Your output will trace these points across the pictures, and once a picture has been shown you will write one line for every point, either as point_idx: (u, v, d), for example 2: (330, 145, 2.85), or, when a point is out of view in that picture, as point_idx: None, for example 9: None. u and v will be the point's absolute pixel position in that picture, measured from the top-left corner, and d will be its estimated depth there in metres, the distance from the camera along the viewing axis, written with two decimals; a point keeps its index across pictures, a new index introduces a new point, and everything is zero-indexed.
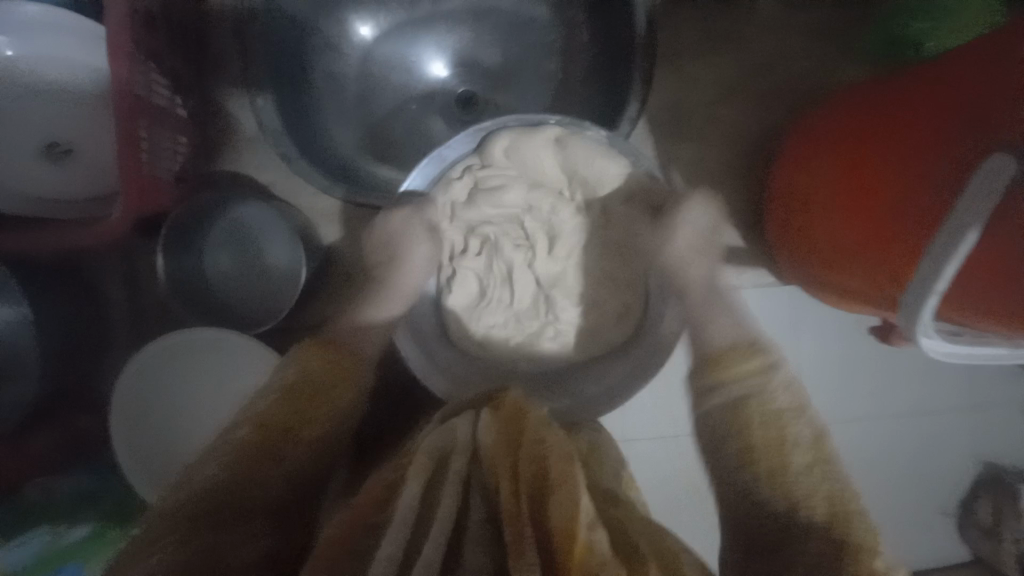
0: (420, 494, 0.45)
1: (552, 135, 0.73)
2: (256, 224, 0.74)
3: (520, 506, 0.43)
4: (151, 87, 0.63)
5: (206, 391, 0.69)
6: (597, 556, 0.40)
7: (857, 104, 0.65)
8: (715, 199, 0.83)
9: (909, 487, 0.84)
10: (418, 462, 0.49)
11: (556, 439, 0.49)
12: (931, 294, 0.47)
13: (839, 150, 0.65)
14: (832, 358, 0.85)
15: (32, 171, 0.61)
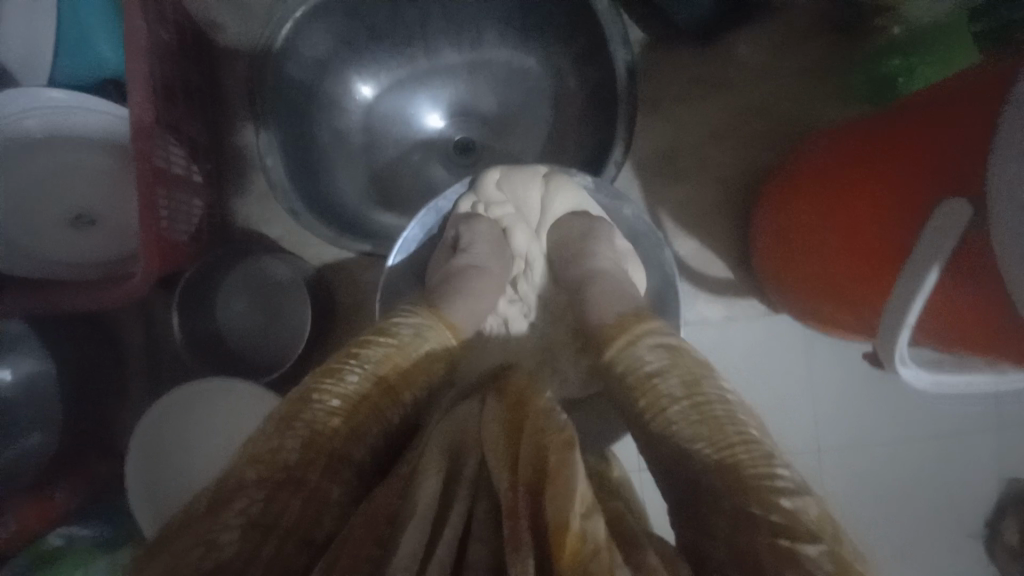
0: (438, 491, 0.45)
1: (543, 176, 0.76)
2: (268, 270, 0.78)
3: (518, 499, 0.42)
4: (171, 157, 0.68)
5: (215, 422, 0.71)
6: (589, 543, 0.39)
7: (855, 126, 0.66)
8: (702, 233, 0.86)
9: (929, 510, 0.86)
10: (434, 459, 0.47)
11: (562, 428, 0.45)
12: (902, 327, 0.50)
13: (833, 168, 0.66)
14: (846, 382, 0.87)
15: (59, 238, 0.67)
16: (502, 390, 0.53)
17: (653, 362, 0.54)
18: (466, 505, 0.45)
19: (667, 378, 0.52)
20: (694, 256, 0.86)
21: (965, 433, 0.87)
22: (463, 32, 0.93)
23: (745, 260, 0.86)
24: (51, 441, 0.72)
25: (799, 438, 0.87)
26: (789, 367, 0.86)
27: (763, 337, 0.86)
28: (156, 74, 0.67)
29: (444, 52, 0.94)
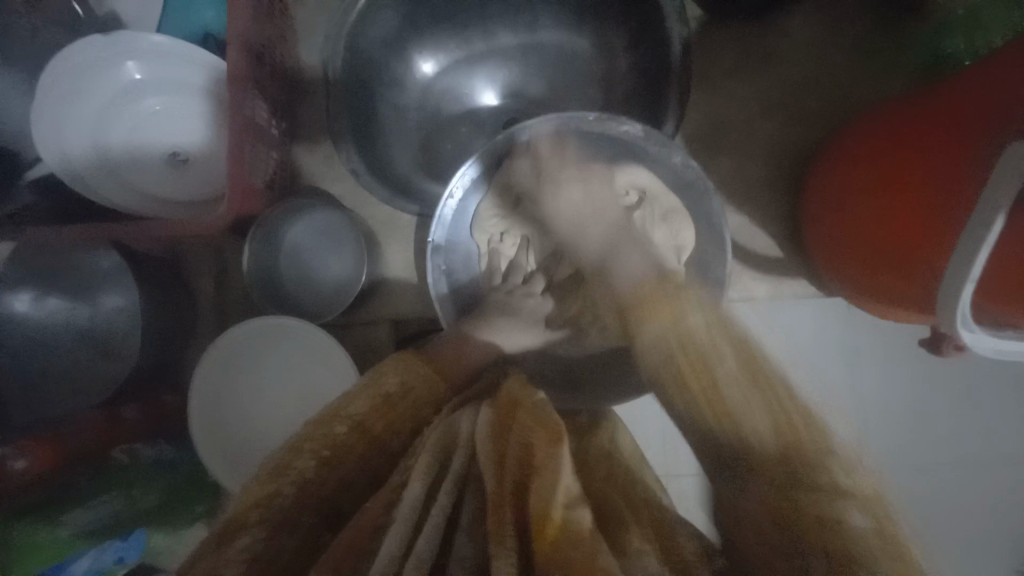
0: (420, 496, 0.46)
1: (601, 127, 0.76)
2: (327, 231, 0.83)
3: (501, 492, 0.42)
4: (256, 110, 0.74)
5: (270, 385, 0.78)
6: (571, 530, 0.40)
7: (870, 137, 0.68)
8: (750, 211, 0.86)
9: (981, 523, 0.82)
10: (422, 466, 0.48)
11: (551, 422, 0.47)
12: (966, 282, 0.49)
13: (862, 180, 0.68)
14: (926, 375, 0.84)
15: (156, 176, 0.74)
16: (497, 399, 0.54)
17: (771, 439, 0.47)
18: (451, 495, 0.46)
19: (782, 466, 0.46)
20: (740, 232, 0.86)
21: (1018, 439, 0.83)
22: (520, 14, 0.97)
23: (794, 240, 0.85)
24: (133, 364, 0.77)
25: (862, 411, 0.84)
26: (862, 343, 0.85)
27: (800, 321, 0.85)
28: (252, 35, 0.73)
29: (501, 33, 0.99)
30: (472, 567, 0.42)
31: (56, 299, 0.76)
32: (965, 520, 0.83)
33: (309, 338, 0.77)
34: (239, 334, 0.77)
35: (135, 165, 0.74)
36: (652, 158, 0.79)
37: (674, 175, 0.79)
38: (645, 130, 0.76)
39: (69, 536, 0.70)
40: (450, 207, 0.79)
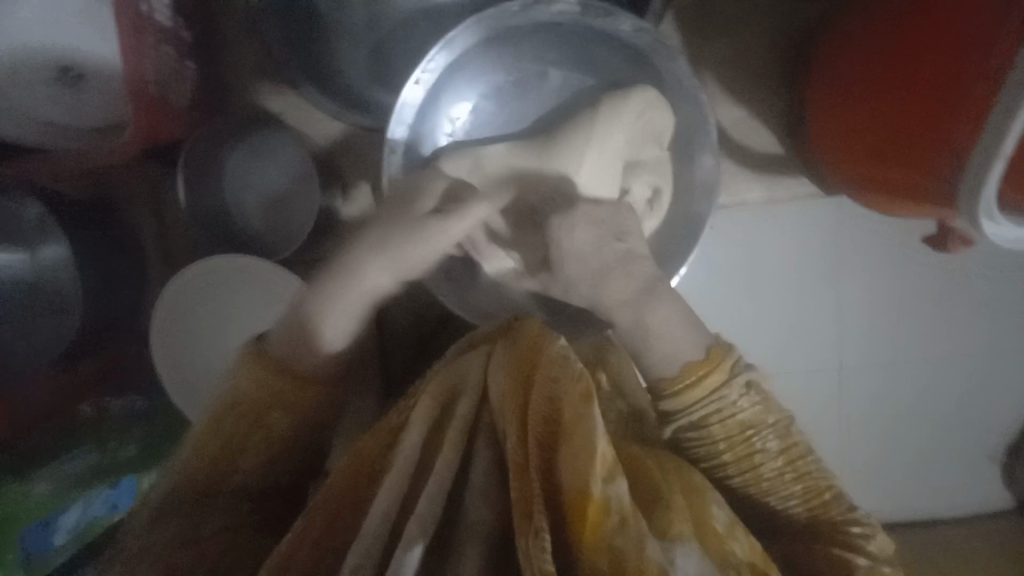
0: (420, 444, 0.44)
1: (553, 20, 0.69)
2: (261, 150, 0.73)
3: (528, 455, 0.41)
4: (156, 6, 0.61)
5: (228, 327, 0.71)
6: (613, 515, 0.39)
7: (883, 26, 0.60)
8: (748, 103, 0.76)
9: (961, 425, 0.83)
10: (422, 409, 0.45)
11: (577, 371, 0.42)
12: (997, 158, 0.45)
13: (881, 71, 0.60)
14: (922, 283, 0.81)
15: (48, 96, 0.63)
16: (513, 333, 0.48)
17: (746, 407, 0.53)
18: (456, 455, 0.44)
19: (762, 434, 0.53)
20: (736, 129, 0.77)
21: (1011, 340, 0.82)
22: None
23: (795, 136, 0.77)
24: (81, 313, 0.70)
25: (851, 326, 0.81)
26: (859, 255, 0.80)
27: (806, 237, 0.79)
28: None
29: None
30: (489, 529, 0.42)
31: None
32: (948, 424, 0.83)
33: (257, 281, 0.70)
34: (196, 275, 0.70)
35: (23, 82, 0.62)
36: (596, 32, 0.70)
37: (630, 51, 0.70)
38: (580, 2, 0.67)
39: (48, 493, 0.64)
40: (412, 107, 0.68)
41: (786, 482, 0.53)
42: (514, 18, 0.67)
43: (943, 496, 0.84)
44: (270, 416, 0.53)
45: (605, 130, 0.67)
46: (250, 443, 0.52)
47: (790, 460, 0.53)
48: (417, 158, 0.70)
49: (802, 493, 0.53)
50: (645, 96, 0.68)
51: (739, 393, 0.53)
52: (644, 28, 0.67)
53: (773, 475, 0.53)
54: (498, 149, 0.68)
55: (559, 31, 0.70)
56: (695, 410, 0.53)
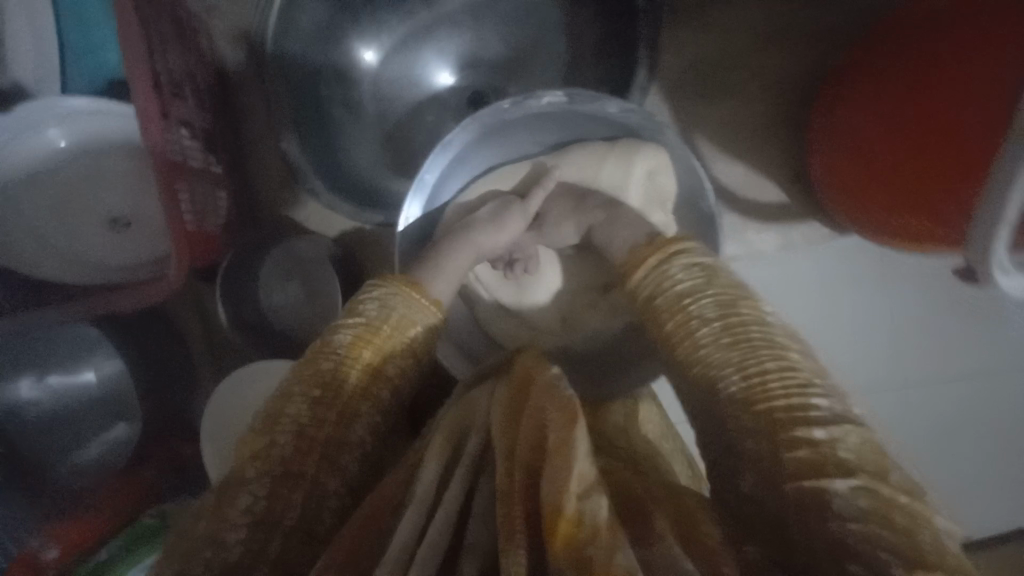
0: (435, 478, 0.45)
1: (546, 103, 0.71)
2: (291, 258, 0.80)
3: (513, 482, 0.40)
4: (186, 150, 0.68)
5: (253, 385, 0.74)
6: (586, 527, 0.38)
7: (878, 72, 0.61)
8: (747, 155, 0.78)
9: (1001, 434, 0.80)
10: (436, 446, 0.47)
11: (566, 400, 0.44)
12: (1001, 224, 0.43)
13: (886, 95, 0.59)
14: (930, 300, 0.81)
15: (97, 242, 0.70)
16: (509, 372, 0.50)
17: (684, 280, 0.54)
18: (466, 482, 0.44)
19: (698, 298, 0.52)
20: (738, 180, 0.78)
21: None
22: None
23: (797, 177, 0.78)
24: (133, 425, 0.78)
25: (867, 348, 0.81)
26: (861, 278, 0.80)
27: (826, 248, 0.79)
28: (159, 68, 0.65)
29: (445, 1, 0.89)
30: (489, 553, 0.41)
31: (58, 376, 0.75)
32: (986, 435, 0.80)
33: (290, 363, 0.77)
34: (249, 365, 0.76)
35: (72, 233, 0.69)
36: (585, 113, 0.73)
37: (618, 124, 0.73)
38: (567, 93, 0.70)
39: None
40: (418, 205, 0.71)
41: (724, 351, 0.48)
42: (507, 113, 0.71)
43: (1009, 509, 0.80)
44: (387, 355, 0.55)
45: (622, 169, 0.72)
46: (369, 398, 0.53)
47: (727, 325, 0.49)
48: (429, 232, 0.74)
49: (740, 360, 0.47)
50: (655, 146, 0.72)
51: (680, 271, 0.54)
52: (631, 108, 0.70)
53: (710, 342, 0.49)
54: (492, 189, 0.75)
55: (555, 112, 0.73)
56: (643, 286, 0.56)
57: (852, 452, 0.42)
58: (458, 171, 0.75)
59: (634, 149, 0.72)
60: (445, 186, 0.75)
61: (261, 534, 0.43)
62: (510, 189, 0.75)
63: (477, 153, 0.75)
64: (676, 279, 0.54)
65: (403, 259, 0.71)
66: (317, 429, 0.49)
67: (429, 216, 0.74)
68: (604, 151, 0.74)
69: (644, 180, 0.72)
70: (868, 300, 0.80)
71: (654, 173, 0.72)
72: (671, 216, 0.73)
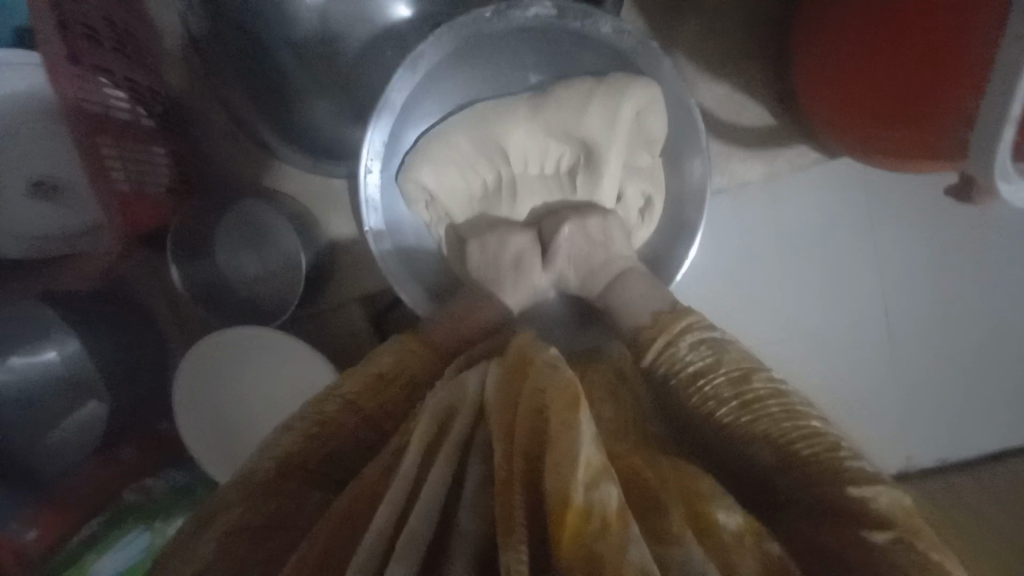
0: (416, 470, 0.42)
1: (532, 16, 0.62)
2: (251, 221, 0.74)
3: (512, 469, 0.39)
4: (109, 102, 0.61)
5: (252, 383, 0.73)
6: (595, 519, 0.36)
7: None
8: (730, 77, 0.72)
9: (936, 374, 0.79)
10: (419, 428, 0.43)
11: (565, 380, 0.42)
12: (1008, 123, 0.40)
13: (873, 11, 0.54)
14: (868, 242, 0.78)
15: (22, 209, 0.64)
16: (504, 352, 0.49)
17: (694, 360, 0.50)
18: (453, 461, 0.42)
19: (712, 379, 0.48)
20: (721, 107, 0.73)
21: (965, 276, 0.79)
22: None
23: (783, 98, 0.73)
24: (107, 404, 0.75)
25: (809, 295, 0.78)
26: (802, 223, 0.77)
27: (811, 187, 0.76)
28: (69, 11, 0.57)
29: None
30: (476, 540, 0.39)
31: (20, 358, 0.70)
32: (922, 375, 0.79)
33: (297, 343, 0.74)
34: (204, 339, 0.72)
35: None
36: (575, 35, 0.64)
37: (609, 49, 0.65)
38: (557, 5, 0.61)
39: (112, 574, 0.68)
40: (381, 137, 0.64)
41: (743, 426, 0.46)
42: (490, 25, 0.62)
43: (975, 437, 0.79)
44: (392, 392, 0.50)
45: (609, 114, 0.63)
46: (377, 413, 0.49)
47: (744, 403, 0.46)
48: (394, 167, 0.68)
49: (767, 437, 0.44)
50: (651, 80, 0.63)
51: (690, 348, 0.51)
52: (625, 30, 0.62)
53: (731, 424, 0.46)
54: (471, 136, 0.67)
55: (539, 33, 0.65)
56: (659, 363, 0.52)
57: (887, 509, 0.39)
58: (427, 99, 0.67)
59: (629, 78, 0.63)
60: (410, 115, 0.67)
61: (238, 551, 0.40)
62: (483, 130, 0.67)
63: (448, 80, 0.67)
64: (687, 359, 0.50)
65: (367, 208, 0.66)
66: (317, 445, 0.47)
67: (393, 148, 0.67)
68: (591, 94, 0.64)
69: (632, 122, 0.64)
70: (848, 230, 0.77)
71: (644, 119, 0.64)
72: (658, 162, 0.69)
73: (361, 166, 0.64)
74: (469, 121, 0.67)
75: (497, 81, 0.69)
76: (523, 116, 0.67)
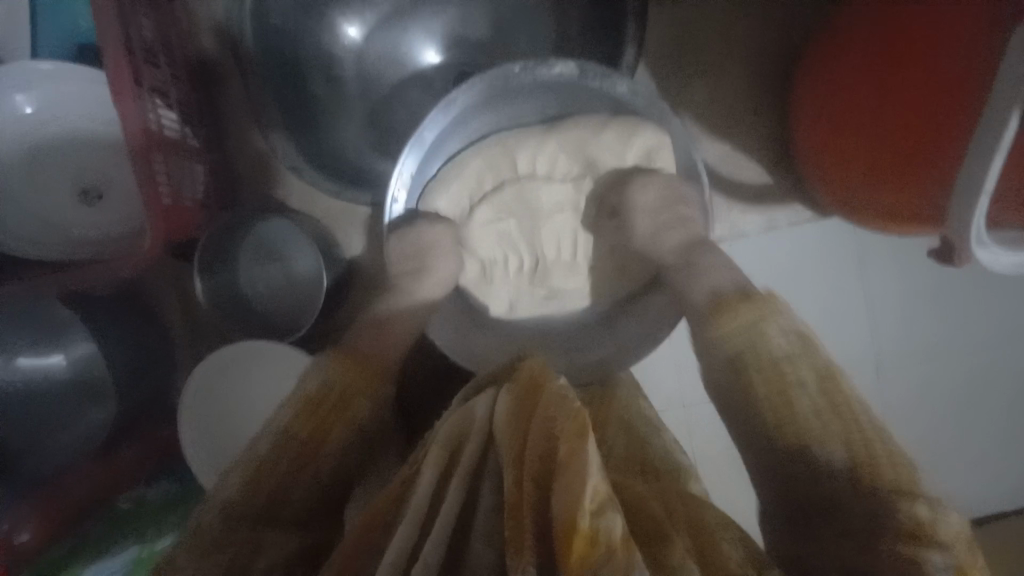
0: (432, 486, 0.43)
1: (557, 72, 0.68)
2: (273, 239, 0.78)
3: (524, 494, 0.39)
4: (162, 120, 0.67)
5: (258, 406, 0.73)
6: (602, 546, 0.35)
7: (850, 45, 0.63)
8: (731, 138, 0.79)
9: (961, 421, 0.84)
10: (433, 453, 0.45)
11: (573, 410, 0.43)
12: (981, 196, 0.46)
13: (857, 95, 0.62)
14: (873, 300, 0.84)
15: (66, 212, 0.67)
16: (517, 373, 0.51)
17: (781, 341, 0.49)
18: (462, 490, 0.43)
19: (798, 368, 0.48)
20: (724, 162, 0.80)
21: (973, 323, 0.84)
22: None
23: (782, 161, 0.80)
24: (112, 409, 0.75)
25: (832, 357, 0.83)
26: (817, 286, 0.83)
27: (808, 226, 0.81)
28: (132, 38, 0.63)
29: None
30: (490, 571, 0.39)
31: (28, 358, 0.72)
32: (951, 423, 0.84)
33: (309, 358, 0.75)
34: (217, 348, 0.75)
35: (34, 205, 0.65)
36: (595, 92, 0.71)
37: (625, 107, 0.70)
38: (579, 65, 0.68)
39: None
40: (410, 168, 0.69)
41: (824, 421, 0.46)
42: (517, 78, 0.68)
43: (979, 497, 0.84)
44: (329, 427, 0.53)
45: (620, 144, 0.69)
46: (335, 435, 0.53)
47: (828, 393, 0.47)
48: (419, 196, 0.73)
49: (843, 432, 0.45)
50: (660, 128, 0.69)
51: (777, 329, 0.50)
52: (639, 89, 0.68)
53: (817, 427, 0.46)
54: (483, 157, 0.71)
55: (561, 87, 0.71)
56: (730, 338, 0.51)
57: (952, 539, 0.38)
58: (452, 139, 0.72)
59: (635, 124, 0.68)
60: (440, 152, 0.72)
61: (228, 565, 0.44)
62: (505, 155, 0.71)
63: (473, 120, 0.72)
64: (776, 340, 0.49)
65: (391, 226, 0.69)
66: (274, 466, 0.49)
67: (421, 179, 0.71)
68: (602, 133, 0.69)
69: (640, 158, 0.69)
70: (866, 279, 0.83)
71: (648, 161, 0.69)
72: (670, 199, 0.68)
73: (387, 200, 0.68)
74: (489, 151, 0.71)
75: (516, 122, 0.73)
76: (536, 133, 0.71)
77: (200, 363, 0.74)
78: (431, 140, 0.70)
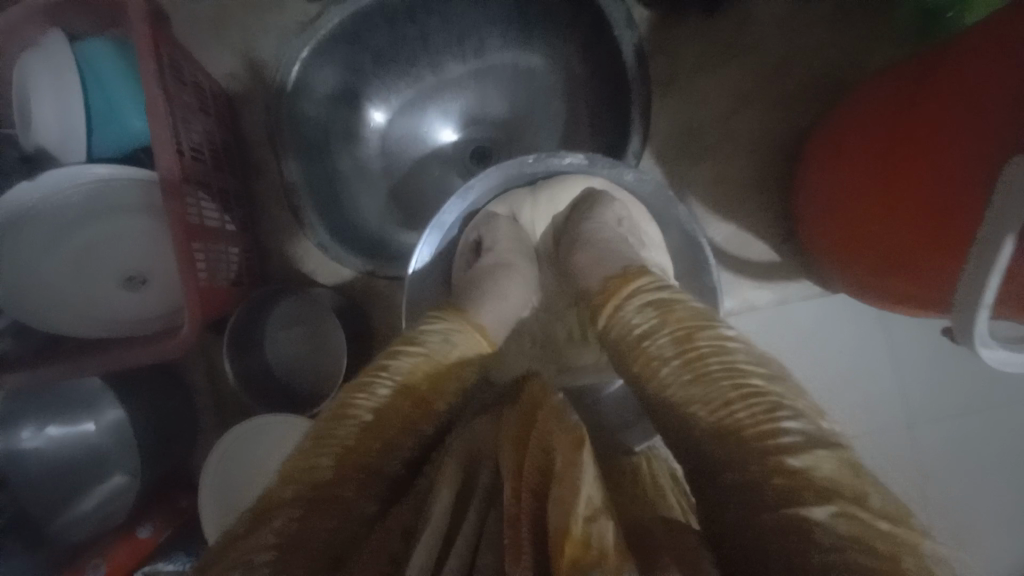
0: (448, 509, 0.43)
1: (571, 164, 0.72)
2: (297, 313, 0.82)
3: (523, 505, 0.40)
4: (203, 211, 0.72)
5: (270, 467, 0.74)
6: (593, 549, 0.35)
7: (862, 126, 0.66)
8: (738, 217, 0.83)
9: (991, 482, 0.82)
10: (448, 473, 0.46)
11: (572, 427, 0.43)
12: (981, 306, 0.47)
13: (868, 171, 0.64)
14: (892, 356, 0.84)
15: (114, 300, 0.72)
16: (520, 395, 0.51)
17: (641, 323, 0.52)
18: (479, 512, 0.44)
19: (656, 339, 0.50)
20: (730, 239, 0.83)
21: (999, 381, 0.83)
22: (466, 41, 0.93)
23: (790, 240, 0.83)
24: (133, 477, 0.77)
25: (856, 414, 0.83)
26: (836, 351, 0.83)
27: (819, 299, 0.83)
28: (182, 136, 0.70)
29: (450, 65, 0.94)
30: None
31: (57, 427, 0.74)
32: (981, 483, 0.82)
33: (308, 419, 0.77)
34: (238, 422, 0.77)
35: (86, 295, 0.72)
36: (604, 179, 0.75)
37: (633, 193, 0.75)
38: (588, 156, 0.72)
39: None
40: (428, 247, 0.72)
41: (684, 384, 0.46)
42: (530, 167, 0.72)
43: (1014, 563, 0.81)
44: (443, 384, 0.55)
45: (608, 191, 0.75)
46: (423, 413, 0.52)
47: (685, 360, 0.47)
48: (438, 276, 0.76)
49: (704, 396, 0.44)
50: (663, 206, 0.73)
51: (634, 312, 0.53)
52: (647, 178, 0.72)
53: (673, 380, 0.47)
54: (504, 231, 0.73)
55: (570, 175, 0.75)
56: (608, 325, 0.56)
57: (829, 480, 0.38)
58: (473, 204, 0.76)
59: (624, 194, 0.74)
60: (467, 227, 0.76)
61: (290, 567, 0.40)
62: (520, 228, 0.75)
63: (489, 198, 0.77)
64: (633, 322, 0.53)
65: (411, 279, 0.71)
66: (393, 415, 0.50)
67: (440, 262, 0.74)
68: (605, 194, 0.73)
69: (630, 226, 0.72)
70: (885, 339, 0.84)
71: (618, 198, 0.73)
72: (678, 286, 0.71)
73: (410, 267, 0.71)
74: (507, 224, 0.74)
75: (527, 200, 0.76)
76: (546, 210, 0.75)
77: (221, 438, 0.76)
78: (449, 221, 0.75)
